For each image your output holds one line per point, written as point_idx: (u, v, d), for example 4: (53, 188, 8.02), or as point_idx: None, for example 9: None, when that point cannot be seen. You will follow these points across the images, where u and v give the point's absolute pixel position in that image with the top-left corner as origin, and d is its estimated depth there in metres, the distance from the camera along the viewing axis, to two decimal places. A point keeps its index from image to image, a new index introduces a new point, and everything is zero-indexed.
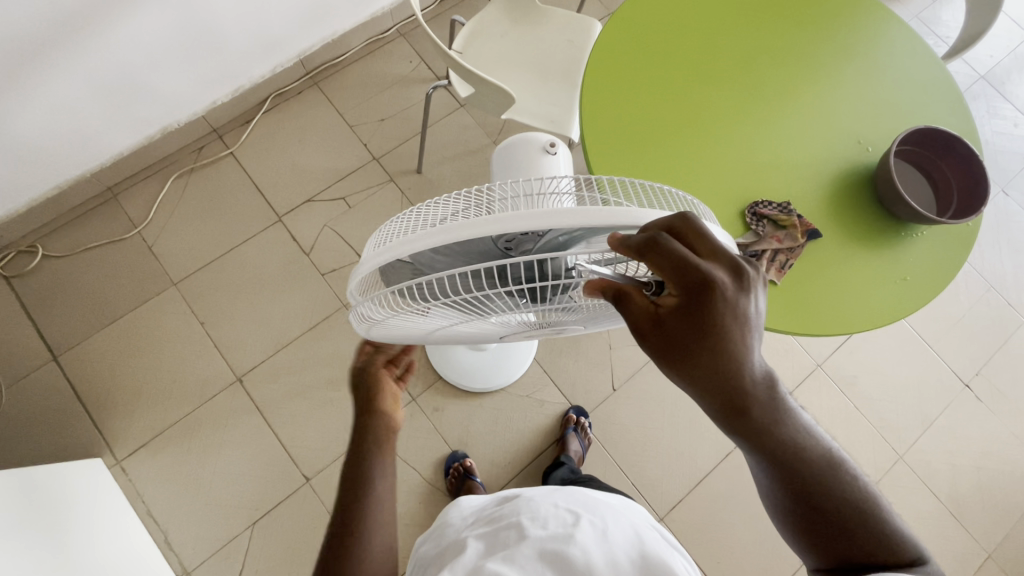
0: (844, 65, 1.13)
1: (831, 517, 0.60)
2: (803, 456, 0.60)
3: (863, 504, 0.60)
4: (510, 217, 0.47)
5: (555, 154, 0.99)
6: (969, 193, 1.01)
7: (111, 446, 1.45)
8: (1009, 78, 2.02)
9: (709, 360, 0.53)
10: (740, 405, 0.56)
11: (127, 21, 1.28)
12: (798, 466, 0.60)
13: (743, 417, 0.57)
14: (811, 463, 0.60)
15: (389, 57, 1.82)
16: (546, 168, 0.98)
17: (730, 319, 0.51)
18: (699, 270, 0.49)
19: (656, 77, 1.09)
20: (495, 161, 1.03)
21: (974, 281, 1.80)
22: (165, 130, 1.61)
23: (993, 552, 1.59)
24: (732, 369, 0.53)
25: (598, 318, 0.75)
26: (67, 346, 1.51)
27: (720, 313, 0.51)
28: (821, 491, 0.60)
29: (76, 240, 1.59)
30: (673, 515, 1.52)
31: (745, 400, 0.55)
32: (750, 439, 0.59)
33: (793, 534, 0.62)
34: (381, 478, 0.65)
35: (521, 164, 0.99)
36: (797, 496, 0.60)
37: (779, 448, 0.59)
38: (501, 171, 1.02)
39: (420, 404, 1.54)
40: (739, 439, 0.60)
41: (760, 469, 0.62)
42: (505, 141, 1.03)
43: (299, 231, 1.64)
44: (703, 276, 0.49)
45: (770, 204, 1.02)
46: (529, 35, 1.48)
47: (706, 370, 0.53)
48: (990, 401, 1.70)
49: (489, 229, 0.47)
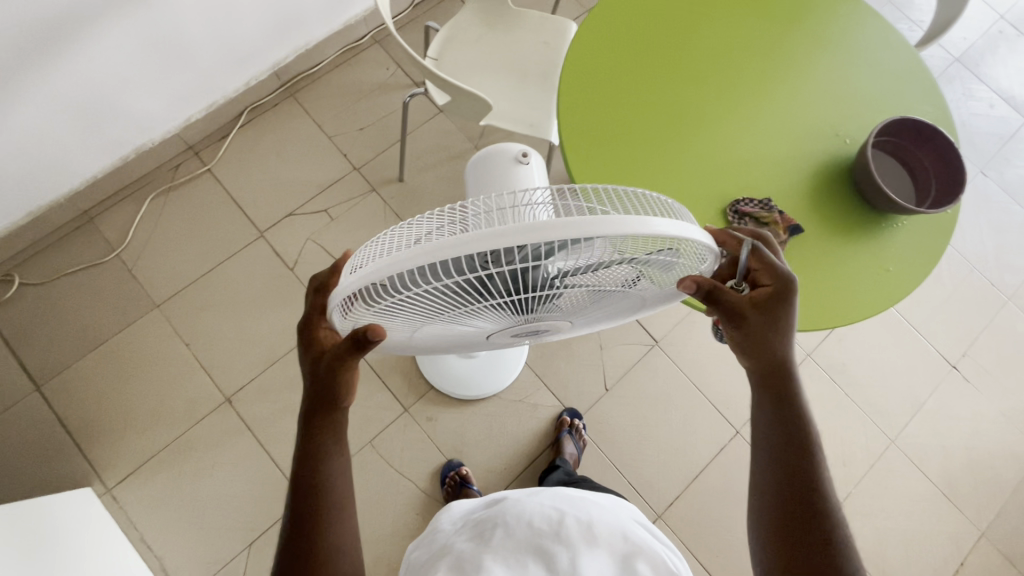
0: (819, 57, 1.13)
1: (803, 528, 0.63)
2: (794, 453, 0.66)
3: (832, 526, 0.63)
4: (492, 234, 0.46)
5: (527, 164, 0.99)
6: (948, 181, 1.02)
7: (100, 474, 1.43)
8: (983, 60, 2.04)
9: (772, 350, 0.66)
10: (778, 385, 0.67)
11: (91, 41, 1.26)
12: (786, 460, 0.66)
13: (778, 395, 0.67)
14: (797, 466, 0.65)
15: (365, 64, 1.80)
16: (520, 178, 0.98)
17: (795, 320, 0.65)
18: (788, 271, 0.65)
19: (633, 77, 1.08)
20: (468, 174, 1.02)
21: (958, 262, 1.82)
22: (140, 150, 1.58)
23: (986, 530, 1.61)
24: (783, 358, 0.66)
25: (589, 312, 0.71)
26: (50, 375, 1.49)
27: (788, 316, 0.65)
28: (806, 494, 0.64)
29: (53, 266, 1.55)
30: (671, 511, 1.53)
31: (784, 374, 0.67)
32: (773, 423, 0.68)
33: (763, 540, 0.65)
34: (339, 504, 0.63)
35: (493, 179, 0.98)
36: (785, 485, 0.65)
37: (782, 438, 0.67)
38: (476, 186, 1.01)
39: (413, 414, 1.54)
40: (761, 422, 0.69)
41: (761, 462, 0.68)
42: (476, 154, 1.01)
43: (281, 245, 1.62)
44: (790, 275, 0.65)
45: (751, 201, 1.01)
46: (504, 38, 1.47)
47: (771, 348, 0.65)
48: (977, 380, 1.73)
49: (471, 246, 0.46)
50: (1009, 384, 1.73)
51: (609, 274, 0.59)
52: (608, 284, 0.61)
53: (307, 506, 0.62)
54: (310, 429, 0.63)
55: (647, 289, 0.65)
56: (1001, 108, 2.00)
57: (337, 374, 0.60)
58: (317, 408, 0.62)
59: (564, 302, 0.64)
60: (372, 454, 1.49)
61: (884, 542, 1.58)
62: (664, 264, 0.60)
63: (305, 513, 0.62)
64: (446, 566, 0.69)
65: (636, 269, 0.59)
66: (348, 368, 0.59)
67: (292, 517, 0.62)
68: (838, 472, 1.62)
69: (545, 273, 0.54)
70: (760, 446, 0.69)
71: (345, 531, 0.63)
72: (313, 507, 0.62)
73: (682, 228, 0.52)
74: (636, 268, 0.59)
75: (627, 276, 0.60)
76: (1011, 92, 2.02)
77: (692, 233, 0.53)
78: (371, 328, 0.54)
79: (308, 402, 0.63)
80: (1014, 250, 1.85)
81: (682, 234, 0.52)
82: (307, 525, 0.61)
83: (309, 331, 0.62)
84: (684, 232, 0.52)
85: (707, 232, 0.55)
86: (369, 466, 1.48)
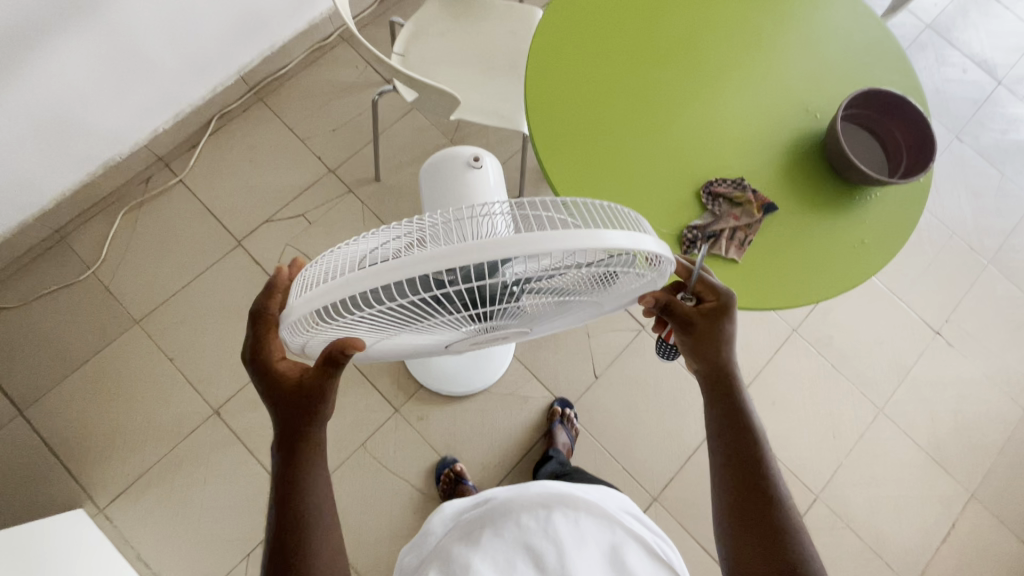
0: (787, 32, 1.13)
1: (764, 523, 0.66)
2: (744, 449, 0.69)
3: (788, 517, 0.66)
4: (441, 254, 0.46)
5: (479, 167, 1.01)
6: (918, 151, 1.02)
7: (93, 495, 1.42)
8: (954, 25, 2.04)
9: (716, 354, 0.71)
10: (725, 384, 0.71)
11: (47, 56, 1.23)
12: (744, 457, 0.68)
13: (723, 399, 0.71)
14: (754, 459, 0.68)
15: (333, 64, 1.77)
16: (469, 182, 1.01)
17: (735, 337, 0.71)
18: (726, 294, 0.71)
19: (599, 63, 1.07)
20: (422, 179, 1.05)
21: (937, 229, 1.83)
22: (108, 164, 1.56)
23: (976, 492, 1.64)
24: (724, 364, 0.71)
25: (547, 320, 0.72)
26: (32, 398, 1.47)
27: (730, 335, 0.71)
28: (767, 490, 0.67)
29: (27, 288, 1.53)
30: (665, 494, 1.54)
31: (727, 377, 0.72)
32: (730, 419, 0.70)
33: (733, 538, 0.67)
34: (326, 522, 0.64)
35: (446, 183, 1.01)
36: (746, 480, 0.67)
37: (737, 433, 0.70)
38: (429, 190, 1.03)
39: (405, 414, 1.53)
40: (711, 425, 0.72)
41: (720, 465, 0.70)
42: (429, 158, 1.04)
43: (260, 253, 1.60)
44: (728, 298, 0.71)
45: (724, 180, 1.01)
46: (471, 29, 1.45)
47: (715, 356, 0.71)
48: (961, 344, 1.75)
49: (422, 267, 0.46)
50: (992, 346, 1.76)
51: (567, 282, 0.59)
52: (566, 290, 0.61)
53: (290, 528, 0.62)
54: (289, 460, 0.64)
55: (605, 291, 0.66)
56: (974, 72, 2.00)
57: (315, 398, 0.63)
58: (294, 437, 0.64)
59: (524, 311, 0.64)
60: (365, 456, 1.49)
61: (878, 509, 1.60)
62: (623, 269, 0.60)
63: (289, 538, 0.62)
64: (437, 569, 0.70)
65: (597, 274, 0.59)
66: (323, 392, 0.63)
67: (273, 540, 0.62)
68: (828, 443, 1.64)
69: (503, 285, 0.54)
70: (714, 446, 0.71)
71: (331, 543, 0.64)
72: (298, 521, 0.62)
73: (636, 240, 0.52)
74: (595, 272, 0.59)
75: (584, 283, 0.61)
76: (983, 56, 2.02)
77: (648, 245, 0.53)
78: (346, 343, 0.57)
79: (279, 427, 0.65)
80: (992, 213, 1.86)
81: (636, 245, 0.52)
82: (290, 545, 0.62)
83: (264, 359, 0.64)
84: (639, 245, 0.52)
85: (662, 242, 0.56)
86: (363, 469, 1.48)
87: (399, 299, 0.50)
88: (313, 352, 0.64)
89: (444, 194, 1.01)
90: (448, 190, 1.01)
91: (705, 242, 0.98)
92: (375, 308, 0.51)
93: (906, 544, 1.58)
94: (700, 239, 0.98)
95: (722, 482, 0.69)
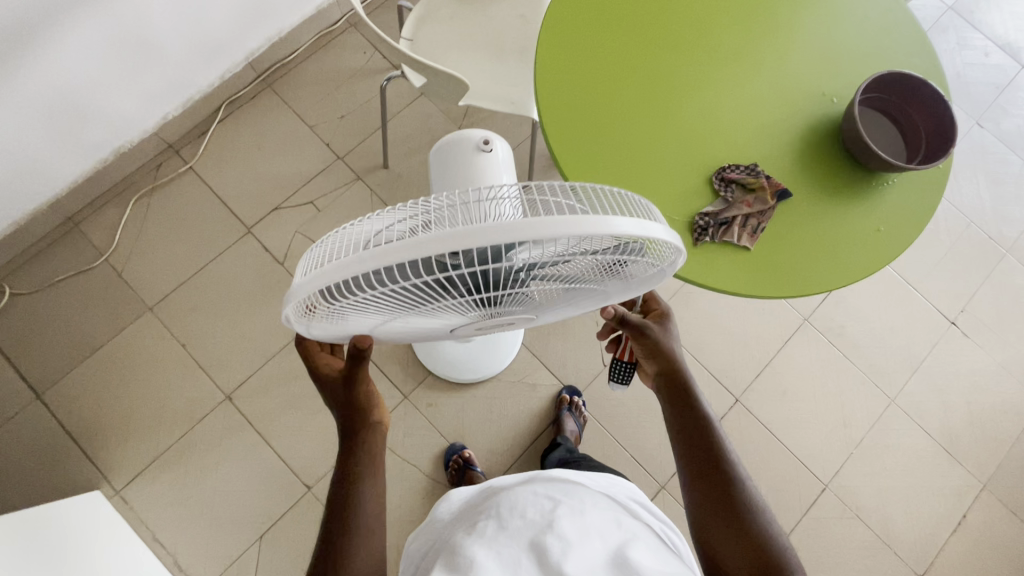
0: (805, 14, 1.10)
1: (736, 516, 0.68)
2: (708, 448, 0.71)
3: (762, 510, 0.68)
4: (449, 235, 0.45)
5: (490, 151, 1.00)
6: (939, 135, 0.99)
7: (109, 477, 1.45)
8: (977, 7, 1.97)
9: (670, 355, 0.77)
10: (678, 388, 0.76)
11: (60, 43, 1.24)
12: (707, 455, 0.71)
13: (681, 397, 0.75)
14: (720, 457, 0.71)
15: (341, 50, 1.76)
16: (481, 165, 1.00)
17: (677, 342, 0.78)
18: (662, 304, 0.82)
19: (611, 46, 1.05)
20: (432, 163, 1.04)
21: (955, 217, 1.79)
22: (118, 151, 1.56)
23: (988, 483, 1.62)
24: (675, 368, 0.76)
25: (553, 307, 0.71)
26: (48, 383, 1.49)
27: (672, 339, 0.78)
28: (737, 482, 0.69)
29: (42, 274, 1.55)
30: (673, 482, 1.54)
31: (679, 379, 0.76)
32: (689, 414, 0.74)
33: (714, 529, 0.69)
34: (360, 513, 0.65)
35: (457, 165, 1.00)
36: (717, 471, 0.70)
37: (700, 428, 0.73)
38: (439, 174, 1.03)
39: (413, 401, 1.54)
40: (672, 427, 0.75)
41: (690, 458, 0.72)
42: (440, 141, 1.03)
43: (270, 241, 1.61)
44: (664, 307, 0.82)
45: (737, 166, 1.00)
46: (480, 14, 1.43)
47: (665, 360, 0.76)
48: (977, 335, 1.72)
49: (431, 248, 0.45)
50: (1008, 336, 1.73)
51: (574, 268, 0.58)
52: (573, 278, 0.61)
53: (336, 521, 0.65)
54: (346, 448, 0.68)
55: (612, 280, 0.65)
56: (996, 55, 1.94)
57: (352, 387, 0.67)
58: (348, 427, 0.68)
59: (530, 297, 0.64)
60: None
61: (886, 499, 1.60)
62: (631, 258, 0.59)
63: (336, 527, 0.64)
64: (440, 565, 0.69)
65: (605, 262, 0.59)
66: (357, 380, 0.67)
67: (325, 526, 0.65)
68: (839, 433, 1.63)
69: (510, 269, 0.54)
70: (678, 448, 0.74)
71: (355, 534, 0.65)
72: (343, 493, 0.65)
73: (646, 227, 0.51)
74: (602, 260, 0.58)
75: (592, 270, 0.60)
76: (1006, 39, 1.96)
77: (658, 235, 0.53)
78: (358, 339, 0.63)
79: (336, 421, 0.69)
80: (1012, 201, 1.82)
81: (645, 233, 0.51)
82: (335, 536, 0.64)
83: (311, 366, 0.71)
84: (648, 233, 0.51)
85: (672, 231, 0.56)
86: None
87: (406, 281, 0.50)
88: (319, 334, 0.64)
89: (453, 177, 1.00)
90: (458, 173, 1.00)
91: (716, 230, 0.97)
92: (380, 289, 0.51)
93: (914, 536, 1.58)
94: (711, 226, 0.97)
95: (694, 482, 0.71)
